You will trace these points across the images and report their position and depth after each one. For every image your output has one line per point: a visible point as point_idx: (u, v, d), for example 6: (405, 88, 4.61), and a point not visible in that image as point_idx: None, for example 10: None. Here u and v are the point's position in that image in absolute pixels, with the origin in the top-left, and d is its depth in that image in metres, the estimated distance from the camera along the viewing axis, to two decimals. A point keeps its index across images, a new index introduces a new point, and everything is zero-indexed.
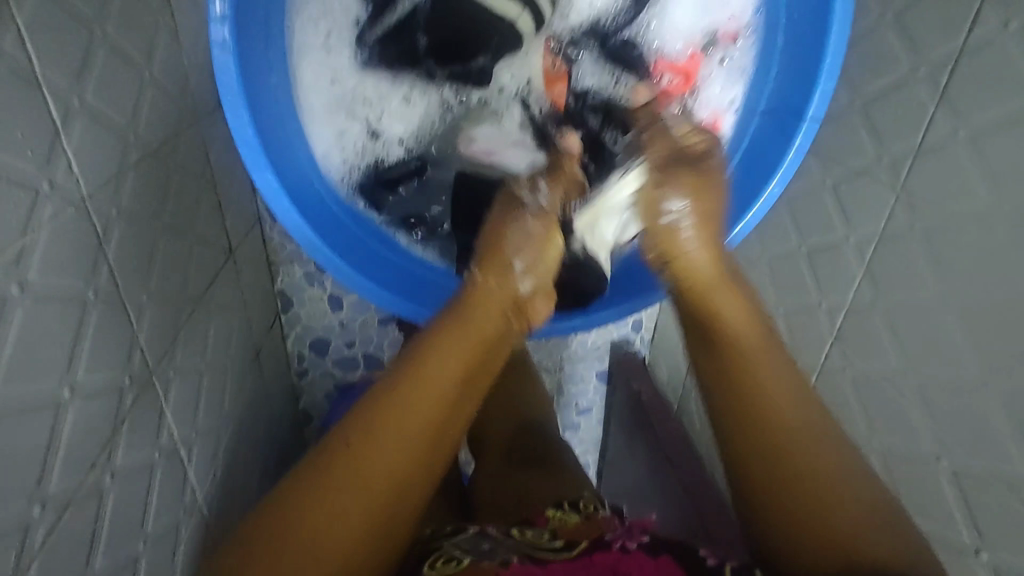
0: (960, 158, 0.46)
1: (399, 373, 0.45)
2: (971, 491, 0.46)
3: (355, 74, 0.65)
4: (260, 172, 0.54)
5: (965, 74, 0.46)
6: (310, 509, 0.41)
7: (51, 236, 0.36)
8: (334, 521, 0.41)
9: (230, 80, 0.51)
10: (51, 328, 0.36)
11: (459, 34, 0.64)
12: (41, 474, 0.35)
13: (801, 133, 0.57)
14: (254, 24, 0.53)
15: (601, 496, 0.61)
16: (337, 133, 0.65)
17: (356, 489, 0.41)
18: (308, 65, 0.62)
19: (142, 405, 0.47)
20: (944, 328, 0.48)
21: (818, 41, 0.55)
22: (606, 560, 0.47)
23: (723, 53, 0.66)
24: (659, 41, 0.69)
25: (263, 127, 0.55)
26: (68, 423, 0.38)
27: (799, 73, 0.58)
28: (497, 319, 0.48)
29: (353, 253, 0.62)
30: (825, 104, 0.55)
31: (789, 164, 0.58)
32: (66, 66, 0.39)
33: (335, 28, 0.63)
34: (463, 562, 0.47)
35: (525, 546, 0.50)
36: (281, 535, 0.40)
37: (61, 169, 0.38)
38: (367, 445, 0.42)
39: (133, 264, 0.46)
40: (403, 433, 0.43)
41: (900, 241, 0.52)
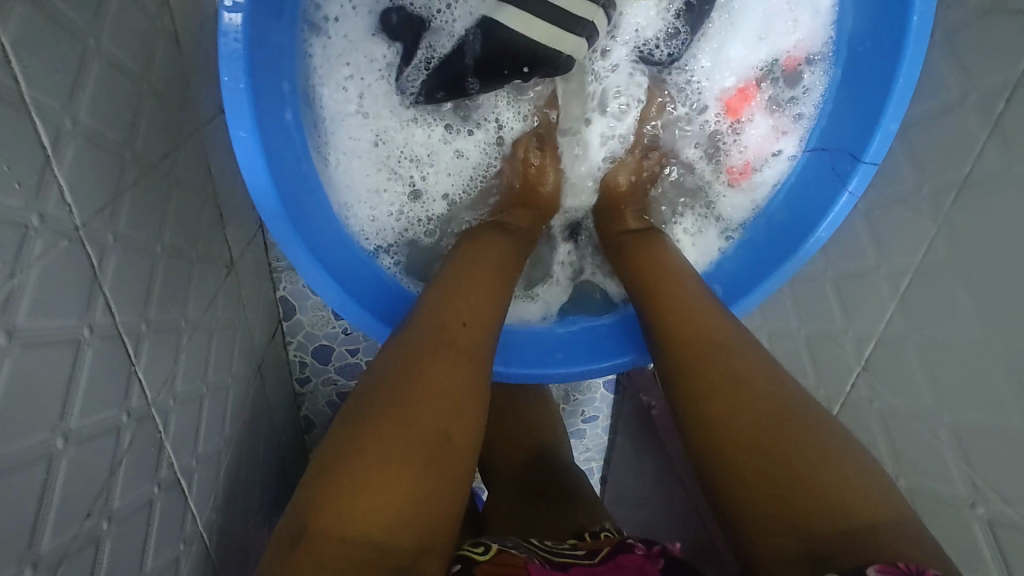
0: (1013, 192, 0.43)
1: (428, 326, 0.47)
2: (1007, 544, 0.44)
3: (375, 106, 0.64)
4: (250, 163, 0.51)
5: (1020, 105, 0.43)
6: (363, 471, 0.38)
7: (41, 276, 0.33)
8: (382, 471, 0.38)
9: (242, 114, 0.48)
10: (41, 374, 0.33)
11: (508, 72, 0.58)
12: (33, 533, 0.33)
13: (856, 177, 0.56)
14: (271, 51, 0.52)
15: (621, 529, 0.58)
16: (378, 190, 0.65)
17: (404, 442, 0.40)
18: (332, 99, 0.62)
19: (141, 439, 0.45)
20: (987, 373, 0.45)
21: (883, 87, 0.55)
22: (631, 564, 0.46)
23: (774, 91, 0.67)
24: (712, 74, 0.68)
25: (275, 161, 0.53)
26: (62, 475, 0.35)
27: (862, 117, 0.57)
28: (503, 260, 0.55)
29: (341, 269, 0.59)
30: (885, 148, 0.54)
31: (841, 210, 0.57)
32: (59, 85, 0.35)
33: (355, 65, 0.62)
34: (491, 548, 0.44)
35: (546, 550, 0.48)
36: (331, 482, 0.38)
37: (52, 199, 0.34)
38: (409, 394, 0.42)
39: (130, 291, 0.43)
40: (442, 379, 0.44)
41: (940, 275, 0.49)
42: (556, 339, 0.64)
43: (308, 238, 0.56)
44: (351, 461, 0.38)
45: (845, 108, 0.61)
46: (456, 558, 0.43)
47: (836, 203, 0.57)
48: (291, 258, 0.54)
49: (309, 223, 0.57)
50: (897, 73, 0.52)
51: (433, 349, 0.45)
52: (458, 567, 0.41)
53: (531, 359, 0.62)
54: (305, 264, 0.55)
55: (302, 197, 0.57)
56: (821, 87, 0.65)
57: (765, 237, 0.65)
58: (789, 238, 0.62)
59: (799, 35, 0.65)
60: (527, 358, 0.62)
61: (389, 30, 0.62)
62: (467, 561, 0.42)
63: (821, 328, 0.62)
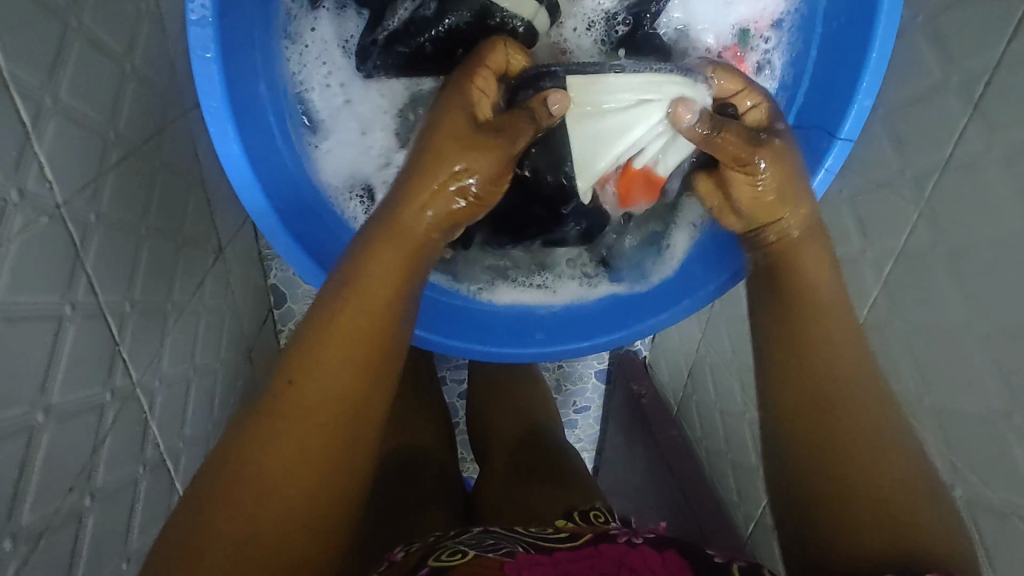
0: (993, 175, 0.44)
1: (341, 303, 0.41)
2: (984, 523, 0.44)
3: (350, 97, 0.63)
4: (224, 139, 0.51)
5: (999, 88, 0.43)
6: (243, 489, 0.36)
7: (21, 251, 0.34)
8: (300, 479, 0.37)
9: (213, 91, 0.49)
10: (22, 348, 0.34)
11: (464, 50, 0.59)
12: (12, 506, 0.33)
13: (833, 153, 0.55)
14: (239, 27, 0.52)
15: (611, 508, 0.58)
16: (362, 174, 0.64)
17: (287, 453, 0.37)
18: (309, 94, 0.62)
19: (125, 418, 0.45)
20: (966, 356, 0.46)
21: (855, 62, 0.54)
22: (613, 552, 0.44)
23: (750, 57, 0.65)
24: (690, 35, 0.65)
25: (249, 138, 0.53)
26: (42, 449, 0.35)
27: (834, 93, 0.56)
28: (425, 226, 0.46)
29: (326, 252, 0.58)
30: (860, 123, 0.53)
31: (817, 188, 0.56)
32: (39, 62, 0.35)
33: (332, 63, 0.63)
34: (467, 556, 0.44)
35: (531, 538, 0.48)
36: (229, 483, 0.36)
37: (33, 175, 0.35)
38: (306, 394, 0.38)
39: (114, 271, 0.44)
40: (347, 375, 0.40)
41: (922, 260, 0.49)
42: (538, 319, 0.64)
43: (289, 220, 0.55)
44: (234, 482, 0.36)
45: (817, 83, 0.60)
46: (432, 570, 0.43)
47: (814, 179, 0.55)
48: (273, 240, 0.54)
49: (296, 211, 0.57)
50: (870, 47, 0.52)
51: (358, 296, 0.42)
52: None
53: (511, 338, 0.61)
54: (285, 247, 0.54)
55: (281, 182, 0.56)
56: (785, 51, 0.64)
57: None
58: None
59: None
60: (507, 337, 0.61)
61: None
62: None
63: None
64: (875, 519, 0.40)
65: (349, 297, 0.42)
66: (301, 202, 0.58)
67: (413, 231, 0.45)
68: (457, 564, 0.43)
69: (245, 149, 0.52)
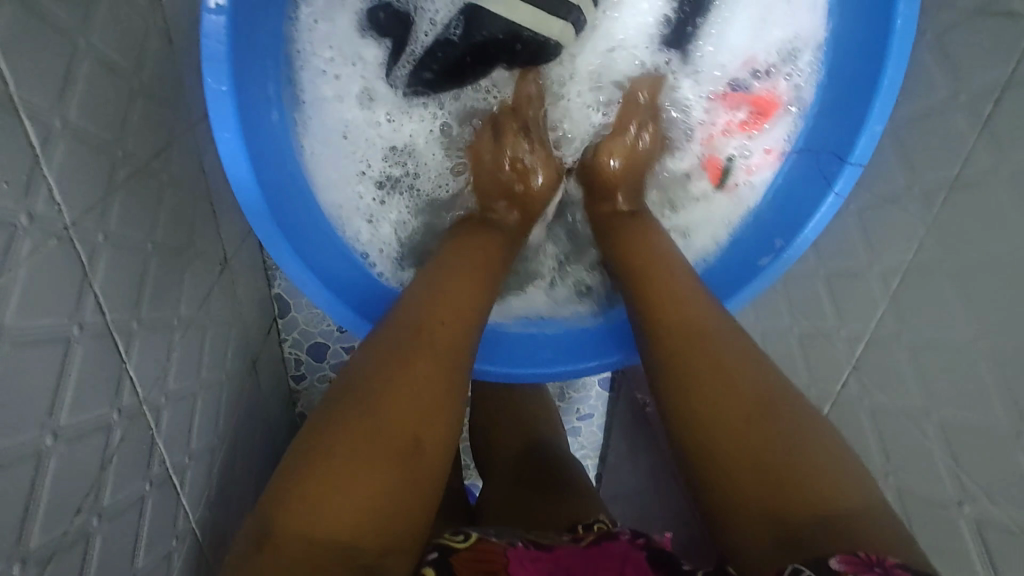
0: (1001, 194, 0.43)
1: (432, 292, 0.50)
2: (994, 543, 0.44)
3: (366, 118, 0.64)
4: (234, 162, 0.50)
5: (1009, 106, 0.43)
6: (363, 419, 0.40)
7: (31, 274, 0.34)
8: (377, 484, 0.38)
9: (226, 112, 0.49)
10: (31, 372, 0.34)
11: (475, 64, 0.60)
12: (22, 530, 0.33)
13: (842, 178, 0.56)
14: (250, 51, 0.52)
15: (615, 520, 0.58)
16: (344, 177, 0.63)
17: (402, 395, 0.42)
18: (320, 110, 0.62)
19: (132, 436, 0.45)
20: (974, 375, 0.45)
21: (864, 88, 0.55)
22: (616, 548, 0.44)
23: (776, 84, 0.65)
24: (719, 54, 0.66)
25: (261, 163, 0.53)
26: (51, 472, 0.35)
27: (847, 118, 0.57)
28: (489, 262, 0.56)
29: (330, 270, 0.59)
30: (870, 147, 0.54)
31: (827, 210, 0.57)
32: (47, 84, 0.35)
33: (339, 57, 0.61)
34: (473, 537, 0.44)
35: (530, 538, 0.48)
36: (312, 471, 0.38)
37: (41, 198, 0.35)
38: (407, 353, 0.45)
39: (122, 290, 0.44)
40: (443, 342, 0.47)
41: (930, 277, 0.49)
42: (542, 339, 0.64)
43: (292, 238, 0.55)
44: (319, 468, 0.38)
45: (829, 111, 0.61)
46: (437, 545, 0.43)
47: (822, 203, 0.56)
48: (280, 259, 0.54)
49: (296, 226, 0.57)
50: (882, 73, 0.52)
51: (438, 324, 0.48)
52: (433, 556, 0.41)
53: (520, 356, 0.62)
54: (288, 262, 0.54)
55: (288, 200, 0.57)
56: (803, 76, 0.64)
57: (752, 239, 0.64)
58: (773, 234, 0.62)
59: (797, 21, 0.63)
60: (514, 356, 0.62)
61: (377, 27, 0.61)
62: (446, 550, 0.41)
63: (813, 327, 0.63)
64: (793, 500, 0.38)
65: (433, 306, 0.49)
66: (303, 219, 0.58)
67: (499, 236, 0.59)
68: (461, 542, 0.43)
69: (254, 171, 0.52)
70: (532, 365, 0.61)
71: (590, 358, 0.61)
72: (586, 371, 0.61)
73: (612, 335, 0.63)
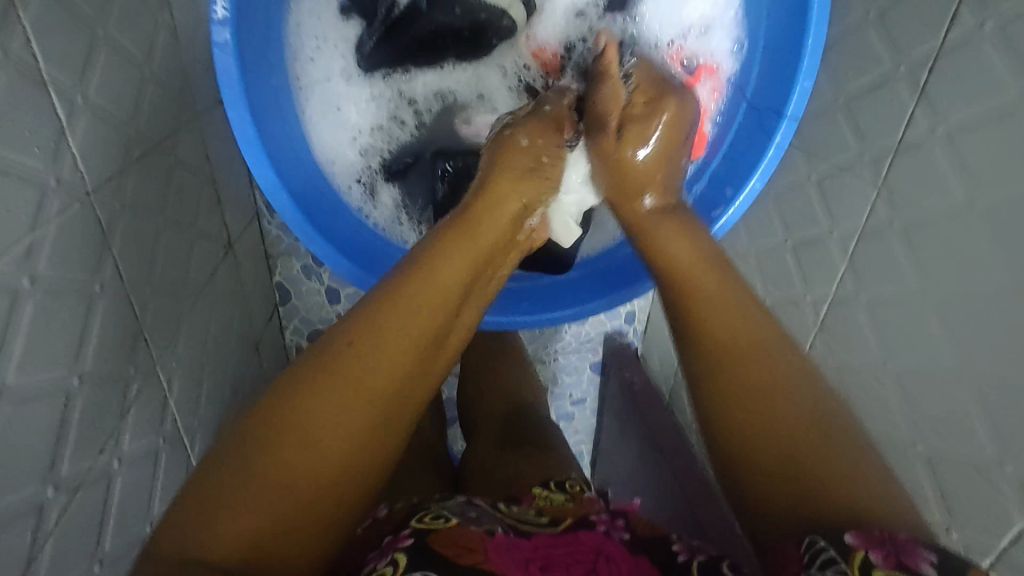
0: (938, 153, 0.48)
1: (400, 292, 0.43)
2: (944, 474, 0.48)
3: (352, 88, 0.67)
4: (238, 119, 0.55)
5: (941, 74, 0.47)
6: (295, 432, 0.38)
7: (59, 232, 0.38)
8: (324, 474, 0.38)
9: (232, 83, 0.54)
10: (59, 318, 0.38)
11: (446, 41, 0.65)
12: (54, 459, 0.37)
13: (780, 130, 0.58)
14: (254, 22, 0.56)
15: (586, 480, 0.62)
16: (333, 141, 0.66)
17: (344, 413, 0.39)
18: (314, 78, 0.65)
19: (147, 393, 0.49)
20: (922, 321, 0.49)
21: (792, 44, 0.58)
22: (591, 540, 0.46)
23: (699, 49, 0.67)
24: (649, 21, 0.68)
25: (264, 125, 0.57)
26: (77, 411, 0.39)
27: (780, 71, 0.59)
28: (478, 248, 0.48)
29: (340, 233, 0.63)
30: (804, 102, 0.57)
31: (771, 160, 0.59)
32: (71, 65, 0.40)
33: (321, 33, 0.65)
34: (450, 521, 0.45)
35: (513, 518, 0.49)
36: (262, 441, 0.37)
37: (67, 166, 0.39)
38: (361, 360, 0.40)
39: (136, 255, 0.48)
40: (404, 358, 0.41)
41: (880, 235, 0.53)
42: (520, 291, 0.67)
43: (306, 208, 0.60)
44: (275, 436, 0.38)
45: (766, 62, 0.62)
46: (414, 531, 0.44)
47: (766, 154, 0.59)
48: (302, 235, 0.59)
49: (300, 191, 0.60)
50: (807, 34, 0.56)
51: (416, 306, 0.43)
52: (410, 542, 0.43)
53: (501, 304, 0.65)
54: (300, 226, 0.59)
55: (293, 163, 0.61)
56: (730, 33, 0.66)
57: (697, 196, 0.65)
58: (716, 188, 0.64)
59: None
60: (501, 304, 0.66)
61: (353, 4, 0.64)
62: (425, 537, 0.43)
63: (784, 295, 0.67)
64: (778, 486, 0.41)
65: (418, 279, 0.44)
66: (304, 182, 0.61)
67: (484, 239, 0.49)
68: (439, 527, 0.44)
69: (259, 130, 0.56)
70: (511, 313, 0.65)
71: (540, 308, 0.65)
72: (531, 321, 0.65)
73: (552, 292, 0.67)
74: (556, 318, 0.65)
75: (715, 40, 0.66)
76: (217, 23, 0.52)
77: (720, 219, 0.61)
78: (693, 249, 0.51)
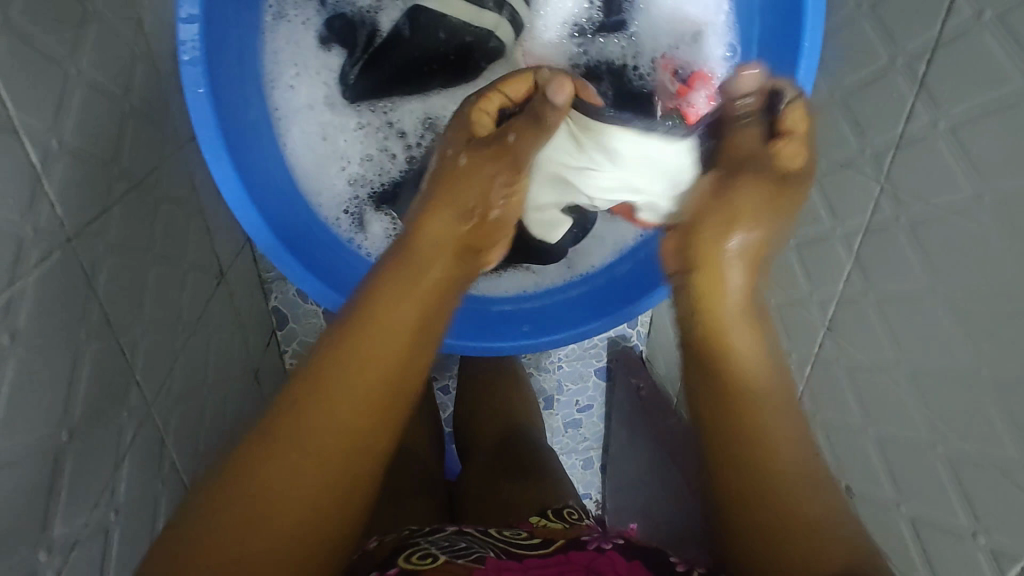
0: (941, 147, 0.46)
1: (349, 340, 0.43)
2: (965, 475, 0.47)
3: (335, 118, 0.65)
4: (217, 161, 0.53)
5: (940, 65, 0.46)
6: (256, 496, 0.38)
7: (39, 281, 0.36)
8: (290, 529, 0.38)
9: (206, 123, 0.52)
10: (44, 372, 0.36)
11: (429, 69, 0.63)
12: (45, 520, 0.36)
13: None
14: (226, 60, 0.55)
15: (584, 506, 0.61)
16: (320, 173, 0.65)
17: (295, 466, 0.39)
18: (295, 108, 0.64)
19: (143, 438, 0.47)
20: (934, 319, 0.48)
21: (790, 49, 0.56)
22: (582, 558, 0.45)
23: (695, 56, 0.66)
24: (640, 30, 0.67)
25: (245, 163, 0.56)
26: (68, 466, 0.38)
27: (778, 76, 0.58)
28: (425, 280, 0.46)
29: (329, 268, 0.61)
30: None
31: None
32: (45, 109, 0.38)
33: (301, 65, 0.64)
34: (439, 559, 0.44)
35: (503, 543, 0.48)
36: (217, 512, 0.37)
37: (45, 213, 0.38)
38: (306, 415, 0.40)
39: (124, 298, 0.46)
40: (361, 404, 0.42)
41: (885, 232, 0.52)
42: (520, 314, 0.66)
43: (291, 245, 0.58)
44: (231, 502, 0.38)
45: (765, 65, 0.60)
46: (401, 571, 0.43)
47: None
48: (287, 271, 0.58)
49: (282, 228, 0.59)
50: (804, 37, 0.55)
51: (365, 354, 0.43)
52: None
53: (500, 330, 0.64)
54: (284, 265, 0.57)
55: (276, 200, 0.59)
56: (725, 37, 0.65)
57: None
58: None
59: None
60: (492, 330, 0.64)
61: (333, 35, 0.63)
62: None
63: (790, 294, 0.65)
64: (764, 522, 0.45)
65: (360, 326, 0.44)
66: (288, 219, 0.60)
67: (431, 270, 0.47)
68: (428, 568, 0.42)
69: (237, 168, 0.54)
70: (511, 338, 0.63)
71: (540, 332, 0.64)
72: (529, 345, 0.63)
73: (552, 316, 0.65)
74: (556, 343, 0.63)
75: (709, 46, 0.66)
76: (183, 61, 0.50)
77: None
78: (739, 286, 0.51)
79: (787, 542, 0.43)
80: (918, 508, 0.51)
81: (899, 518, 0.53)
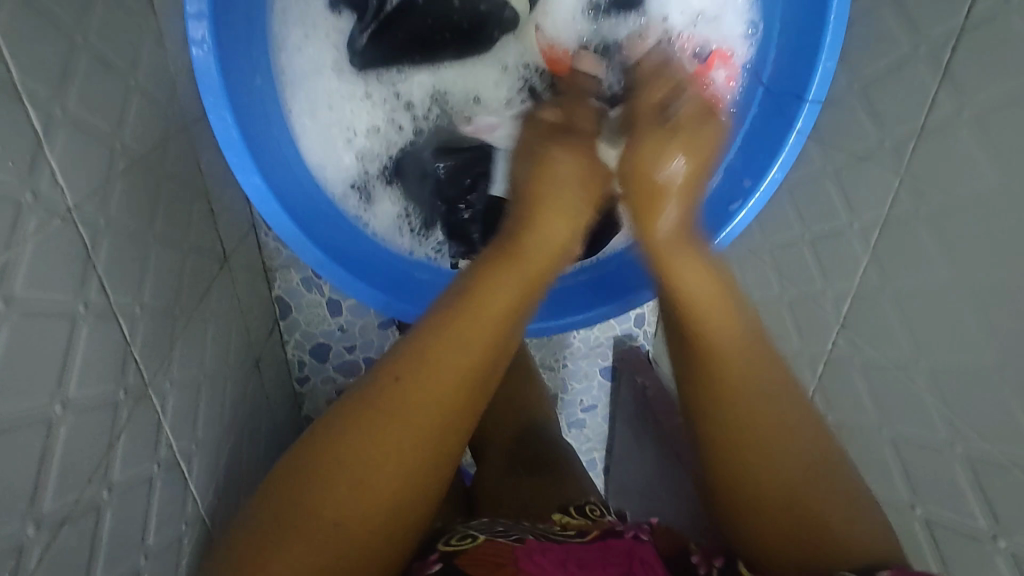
0: (966, 136, 0.45)
1: (451, 320, 0.47)
2: (986, 476, 0.45)
3: (346, 87, 0.65)
4: (219, 116, 0.52)
5: (965, 52, 0.45)
6: (353, 465, 0.42)
7: (36, 249, 0.36)
8: (385, 499, 0.42)
9: (213, 83, 0.51)
10: (38, 343, 0.35)
11: (441, 37, 0.64)
12: (34, 494, 0.35)
13: (802, 116, 0.56)
14: (241, 22, 0.54)
15: (606, 502, 0.60)
16: (328, 144, 0.64)
17: (400, 441, 0.43)
18: (305, 72, 0.63)
19: (139, 417, 0.46)
20: (954, 315, 0.47)
21: (810, 24, 0.55)
22: (620, 546, 0.45)
23: (714, 35, 0.65)
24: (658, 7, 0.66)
25: (250, 127, 0.55)
26: (60, 439, 0.37)
27: (797, 51, 0.57)
28: (524, 274, 0.50)
29: (335, 239, 0.60)
30: (826, 85, 0.54)
31: (792, 149, 0.57)
32: (49, 75, 0.38)
33: (312, 27, 0.62)
34: (477, 540, 0.45)
35: (540, 530, 0.49)
36: (318, 467, 0.42)
37: (45, 180, 0.37)
38: (414, 392, 0.44)
39: (123, 273, 0.45)
40: (453, 388, 0.45)
41: (905, 226, 0.51)
42: None
43: (293, 211, 0.57)
44: (332, 464, 0.42)
45: (784, 42, 0.59)
46: (442, 554, 0.45)
47: (786, 143, 0.56)
48: (291, 240, 0.57)
49: (312, 213, 0.60)
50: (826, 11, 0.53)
51: (456, 343, 0.46)
52: (437, 566, 0.43)
53: None
54: (286, 232, 0.57)
55: (279, 166, 0.58)
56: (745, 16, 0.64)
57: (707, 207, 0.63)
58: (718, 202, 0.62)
59: None
60: None
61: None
62: (451, 558, 0.43)
63: (803, 291, 0.64)
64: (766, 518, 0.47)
65: (467, 312, 0.47)
66: (292, 186, 0.59)
67: (532, 264, 0.51)
68: (467, 547, 0.44)
69: (241, 128, 0.53)
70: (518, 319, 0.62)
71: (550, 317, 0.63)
72: (534, 329, 0.63)
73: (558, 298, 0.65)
74: (562, 325, 0.63)
75: (727, 24, 0.65)
76: (191, 19, 0.49)
77: (738, 213, 0.59)
78: (708, 281, 0.51)
79: (798, 530, 0.45)
80: (935, 510, 0.49)
81: (914, 520, 0.51)
